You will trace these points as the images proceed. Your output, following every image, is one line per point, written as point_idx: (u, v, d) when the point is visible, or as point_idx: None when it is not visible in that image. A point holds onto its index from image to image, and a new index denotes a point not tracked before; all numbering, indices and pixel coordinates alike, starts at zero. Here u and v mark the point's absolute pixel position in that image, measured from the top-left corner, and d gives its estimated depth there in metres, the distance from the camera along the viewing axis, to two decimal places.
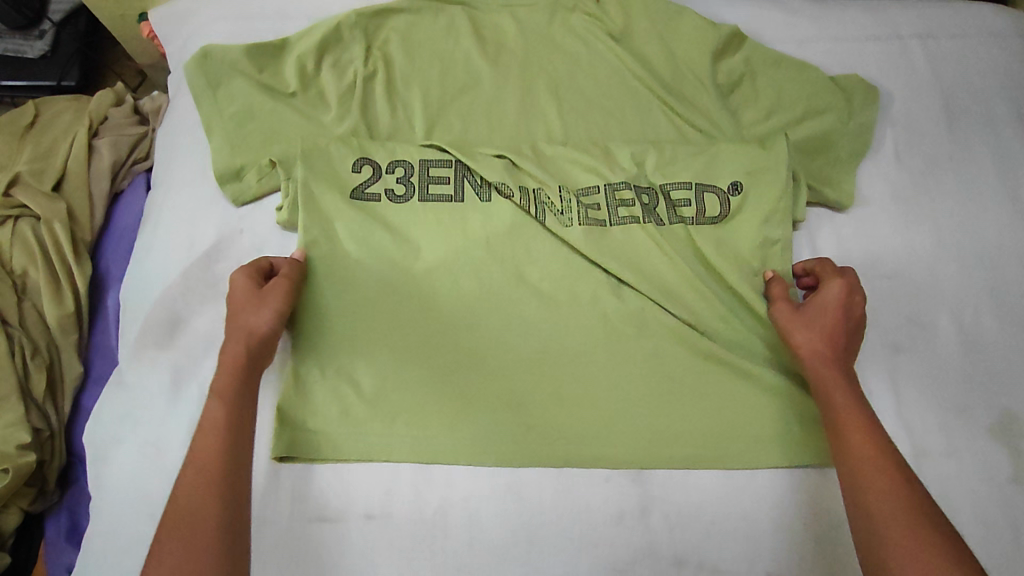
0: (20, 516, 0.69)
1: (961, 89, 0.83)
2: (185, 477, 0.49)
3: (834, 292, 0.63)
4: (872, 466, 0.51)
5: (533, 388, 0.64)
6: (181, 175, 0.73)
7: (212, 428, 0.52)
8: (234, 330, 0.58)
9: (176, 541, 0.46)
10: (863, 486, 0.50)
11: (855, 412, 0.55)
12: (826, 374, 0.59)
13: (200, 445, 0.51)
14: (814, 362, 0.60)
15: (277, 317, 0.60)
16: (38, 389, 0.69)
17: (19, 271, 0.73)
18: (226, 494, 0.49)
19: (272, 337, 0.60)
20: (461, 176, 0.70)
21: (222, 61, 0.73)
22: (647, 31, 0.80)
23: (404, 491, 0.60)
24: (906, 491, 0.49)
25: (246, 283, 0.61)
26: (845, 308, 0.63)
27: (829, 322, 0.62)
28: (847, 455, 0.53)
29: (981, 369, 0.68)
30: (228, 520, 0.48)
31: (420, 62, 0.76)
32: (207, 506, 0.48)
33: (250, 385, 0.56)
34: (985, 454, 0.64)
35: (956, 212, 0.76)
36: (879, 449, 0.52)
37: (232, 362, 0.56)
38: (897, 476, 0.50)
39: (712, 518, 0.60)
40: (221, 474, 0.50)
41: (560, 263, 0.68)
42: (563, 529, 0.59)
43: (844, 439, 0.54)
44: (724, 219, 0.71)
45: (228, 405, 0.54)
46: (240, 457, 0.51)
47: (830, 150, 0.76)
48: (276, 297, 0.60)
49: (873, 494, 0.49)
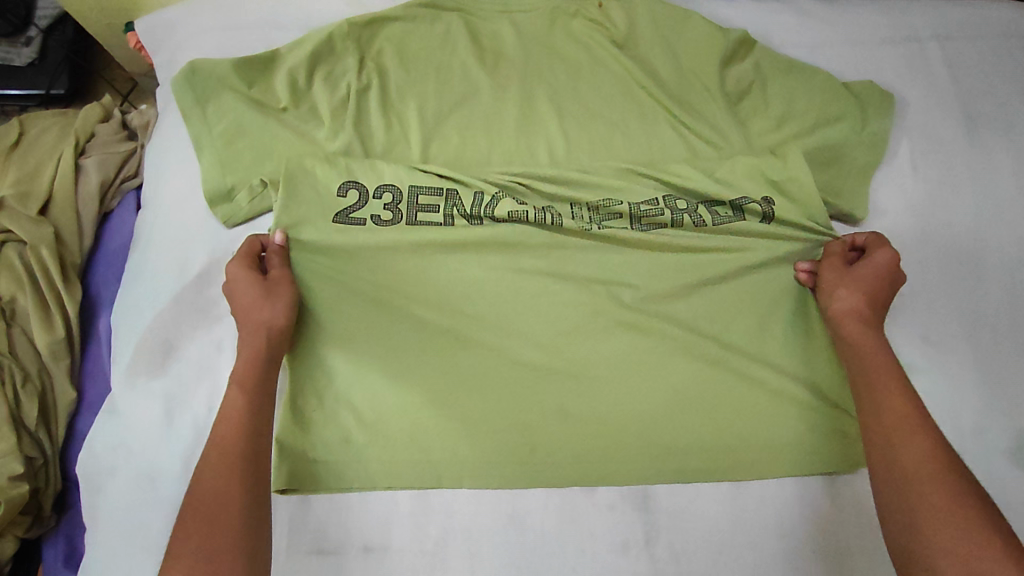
0: (16, 544, 0.67)
1: (980, 94, 0.80)
2: (208, 464, 0.49)
3: (885, 258, 0.62)
4: (910, 428, 0.51)
5: (538, 412, 0.61)
6: (172, 194, 0.71)
7: (234, 418, 0.52)
8: (249, 325, 0.58)
9: (202, 525, 0.46)
10: (898, 446, 0.50)
11: (890, 373, 0.55)
12: (860, 335, 0.59)
13: (222, 432, 0.51)
14: (853, 323, 0.60)
15: (288, 309, 0.59)
16: (30, 416, 0.68)
17: (8, 298, 0.71)
18: (248, 482, 0.49)
19: (286, 327, 0.59)
20: (451, 203, 0.67)
21: (211, 76, 0.71)
22: (650, 37, 0.78)
23: (403, 520, 0.57)
24: (941, 453, 0.49)
25: (246, 276, 0.60)
26: (892, 276, 0.62)
27: (875, 287, 0.61)
28: (882, 415, 0.53)
29: (1001, 387, 0.65)
30: (252, 505, 0.48)
31: (417, 73, 0.74)
32: (230, 493, 0.48)
33: (270, 378, 0.56)
34: (1005, 481, 0.61)
35: (972, 223, 0.73)
36: (916, 414, 0.52)
37: (250, 354, 0.56)
38: (933, 442, 0.49)
39: (720, 547, 0.57)
40: (244, 461, 0.50)
41: (563, 280, 0.65)
42: (568, 560, 0.56)
43: (880, 398, 0.54)
44: (771, 221, 0.68)
45: (250, 396, 0.54)
46: (261, 446, 0.52)
47: (844, 160, 0.73)
48: (285, 290, 0.60)
49: (909, 454, 0.49)
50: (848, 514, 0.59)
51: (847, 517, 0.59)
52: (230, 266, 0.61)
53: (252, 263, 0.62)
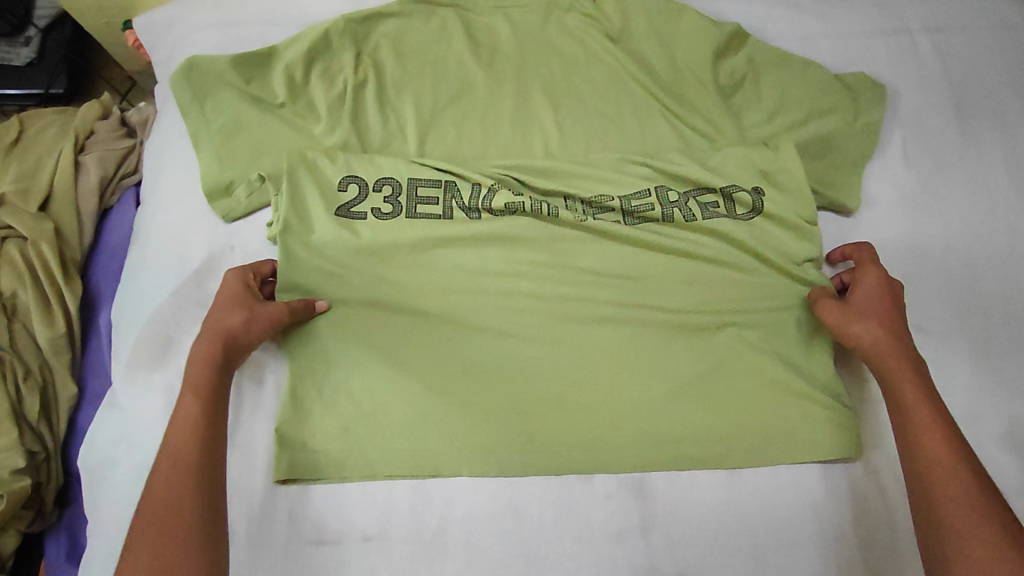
0: (19, 537, 0.67)
1: (973, 87, 0.81)
2: (162, 469, 0.49)
3: (873, 280, 0.63)
4: (947, 471, 0.49)
5: (535, 401, 0.61)
6: (171, 190, 0.72)
7: (188, 423, 0.51)
8: (209, 331, 0.57)
9: (156, 535, 0.45)
10: (934, 487, 0.48)
11: (927, 408, 0.53)
12: (890, 365, 0.56)
13: (174, 441, 0.50)
14: (880, 352, 0.57)
15: (258, 329, 0.58)
16: (32, 411, 0.68)
17: (9, 294, 0.72)
18: (201, 488, 0.48)
19: (247, 345, 0.58)
20: (450, 196, 0.68)
21: (208, 73, 0.72)
22: (644, 31, 0.79)
23: (402, 509, 0.58)
24: (980, 495, 0.47)
25: (238, 284, 0.61)
26: (890, 293, 0.62)
27: (884, 312, 0.60)
28: (917, 454, 0.51)
29: (995, 374, 0.66)
30: (208, 507, 0.48)
31: (412, 68, 0.75)
32: (187, 498, 0.47)
33: (226, 383, 0.55)
34: (998, 469, 0.61)
35: (965, 213, 0.74)
36: (957, 455, 0.49)
37: (203, 361, 0.55)
38: (971, 484, 0.47)
39: (716, 534, 0.57)
40: (199, 468, 0.49)
41: (561, 272, 0.66)
42: (565, 548, 0.57)
43: (915, 441, 0.51)
44: (759, 214, 0.69)
45: (205, 399, 0.53)
46: (217, 452, 0.51)
47: (837, 151, 0.74)
48: (266, 314, 0.59)
49: (946, 495, 0.48)
50: (842, 500, 0.59)
51: (841, 505, 0.59)
52: (228, 274, 0.62)
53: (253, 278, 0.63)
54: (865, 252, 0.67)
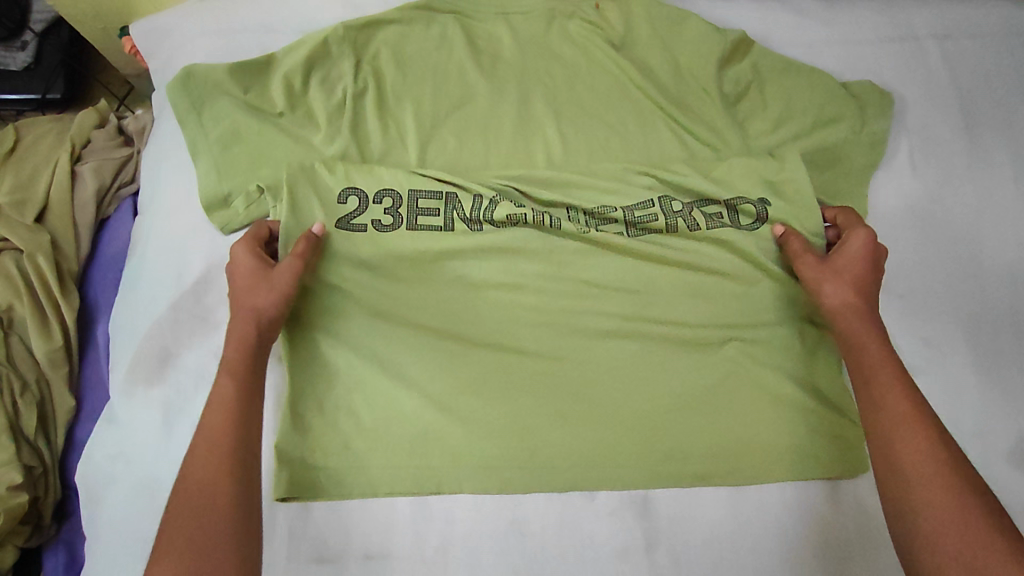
0: (16, 553, 0.67)
1: (980, 93, 0.80)
2: (198, 451, 0.48)
3: (857, 241, 0.62)
4: (910, 426, 0.49)
5: (538, 415, 0.60)
6: (169, 200, 0.71)
7: (223, 406, 0.51)
8: (240, 312, 0.57)
9: (191, 517, 0.45)
10: (896, 442, 0.49)
11: (890, 367, 0.53)
12: (858, 328, 0.57)
13: (213, 422, 0.50)
14: (850, 313, 0.58)
15: (282, 300, 0.58)
16: (29, 425, 0.67)
17: (4, 307, 0.71)
18: (236, 472, 0.48)
19: (276, 320, 0.58)
20: (451, 207, 0.67)
21: (206, 82, 0.71)
22: (647, 38, 0.77)
23: (403, 527, 0.57)
24: (942, 448, 0.47)
25: (246, 257, 0.60)
26: (872, 255, 0.62)
27: (860, 274, 0.60)
28: (881, 410, 0.51)
29: (1004, 389, 0.65)
30: (242, 494, 0.47)
31: (412, 76, 0.74)
32: (220, 482, 0.47)
33: (261, 366, 0.55)
34: (1006, 486, 0.60)
35: (973, 224, 0.73)
36: (920, 410, 0.50)
37: (239, 341, 0.55)
38: (935, 439, 0.48)
39: (722, 552, 0.57)
40: (235, 452, 0.49)
41: (563, 285, 0.65)
42: (568, 566, 0.56)
43: (880, 398, 0.52)
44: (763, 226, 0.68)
45: (240, 383, 0.53)
46: (252, 437, 0.51)
47: (843, 161, 0.73)
48: (285, 278, 0.58)
49: (910, 449, 0.48)
50: (848, 517, 0.59)
51: (847, 523, 0.58)
52: (234, 248, 0.61)
53: (256, 245, 0.62)
54: (852, 217, 0.67)
